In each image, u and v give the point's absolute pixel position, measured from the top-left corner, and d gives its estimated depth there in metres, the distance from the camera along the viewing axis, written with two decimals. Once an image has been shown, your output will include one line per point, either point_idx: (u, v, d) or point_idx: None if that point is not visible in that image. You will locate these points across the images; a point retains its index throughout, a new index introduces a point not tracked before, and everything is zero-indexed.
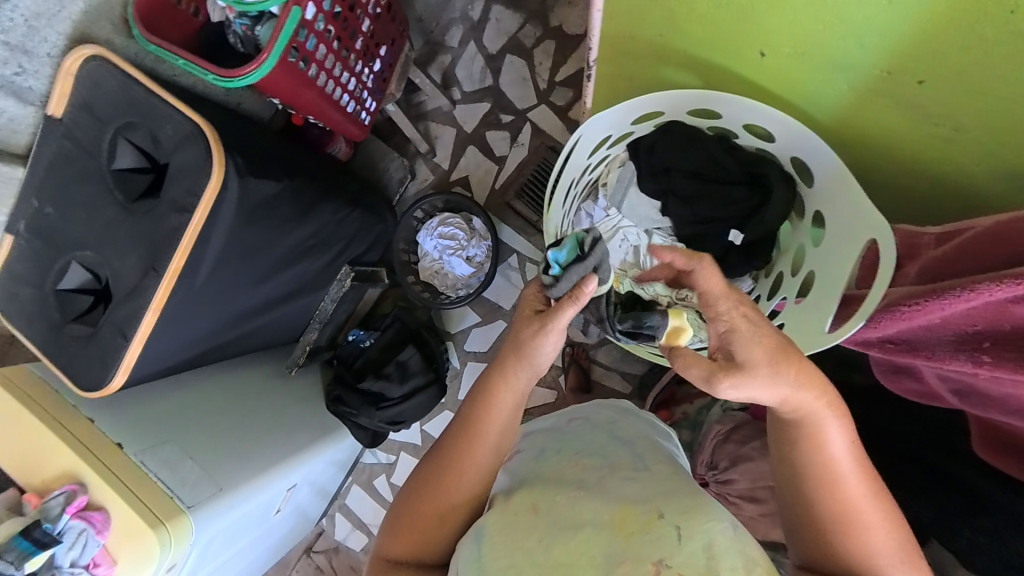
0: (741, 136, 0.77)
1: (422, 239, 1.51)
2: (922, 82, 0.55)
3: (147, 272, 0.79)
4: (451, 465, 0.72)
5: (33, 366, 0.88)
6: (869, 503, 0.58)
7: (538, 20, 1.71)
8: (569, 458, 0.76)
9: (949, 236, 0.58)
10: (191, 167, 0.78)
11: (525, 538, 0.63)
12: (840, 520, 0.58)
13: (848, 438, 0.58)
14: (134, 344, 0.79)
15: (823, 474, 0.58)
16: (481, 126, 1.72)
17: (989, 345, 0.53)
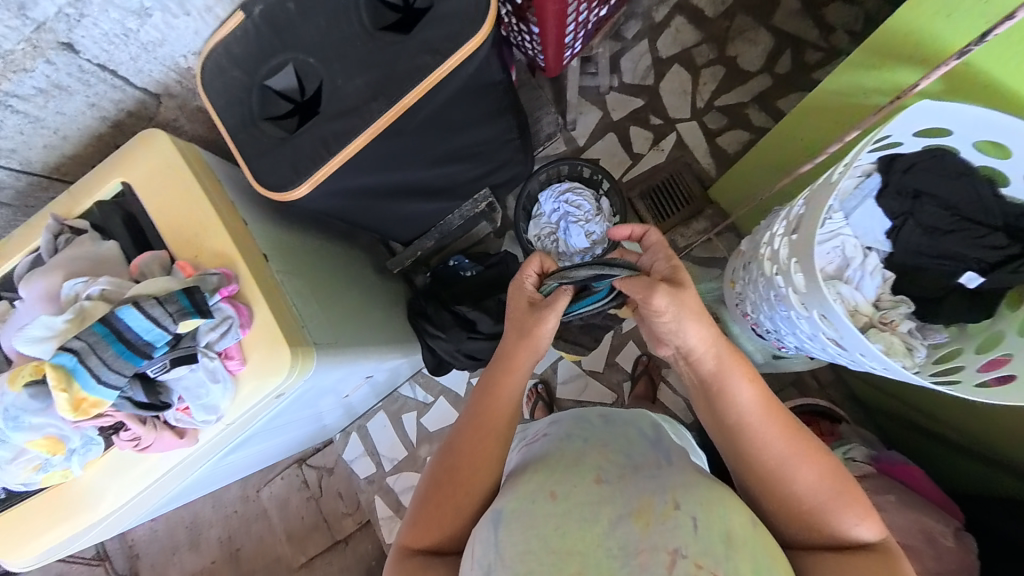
0: (1014, 184, 0.69)
1: (544, 198, 1.48)
2: None
3: (374, 97, 0.77)
4: (456, 440, 0.72)
5: (203, 151, 0.81)
6: (790, 456, 0.60)
7: (715, 44, 1.72)
8: (591, 445, 0.70)
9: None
10: (459, 17, 0.77)
11: (541, 522, 0.58)
12: (766, 477, 0.61)
13: (749, 395, 0.62)
14: (333, 161, 0.77)
15: (734, 420, 0.63)
16: (628, 120, 1.70)
17: None
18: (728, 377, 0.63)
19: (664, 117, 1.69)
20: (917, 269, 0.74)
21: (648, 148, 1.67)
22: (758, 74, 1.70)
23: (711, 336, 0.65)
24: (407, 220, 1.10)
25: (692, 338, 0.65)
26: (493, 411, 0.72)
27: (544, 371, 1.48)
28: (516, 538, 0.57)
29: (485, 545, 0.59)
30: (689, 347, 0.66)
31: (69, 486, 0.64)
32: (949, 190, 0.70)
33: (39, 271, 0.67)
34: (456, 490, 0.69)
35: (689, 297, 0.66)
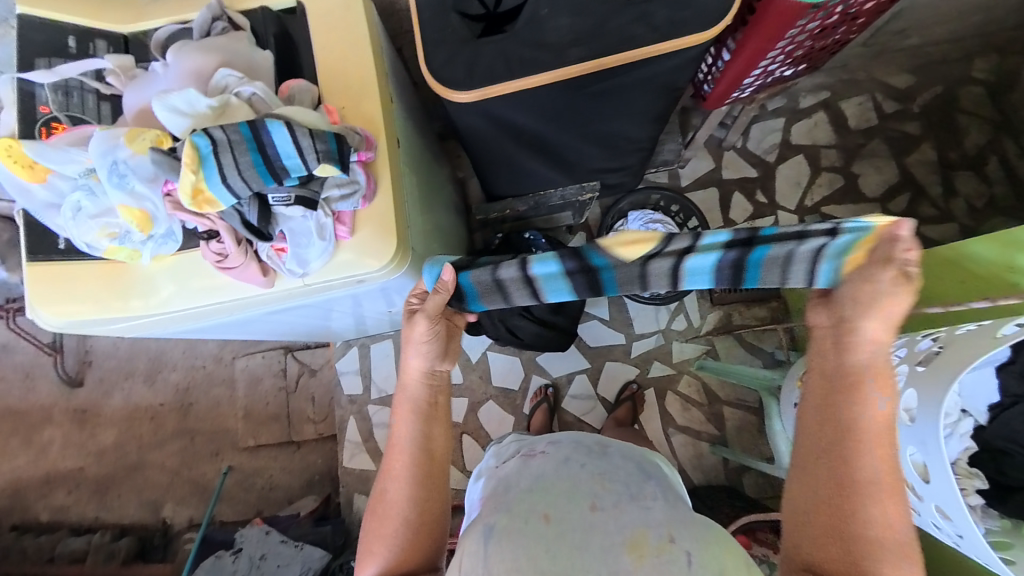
0: None
1: (632, 216, 1.40)
2: None
3: (573, 42, 0.74)
4: (392, 504, 0.63)
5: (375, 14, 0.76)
6: (879, 494, 0.50)
7: (844, 154, 1.68)
8: (591, 472, 0.63)
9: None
10: (693, 5, 0.73)
11: (534, 544, 0.54)
12: (828, 512, 0.51)
13: (875, 408, 0.50)
14: (508, 84, 0.74)
15: (849, 426, 0.51)
16: (735, 184, 1.65)
17: None
18: (864, 386, 0.51)
19: (770, 198, 1.64)
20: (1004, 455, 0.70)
21: (743, 219, 1.62)
22: (872, 201, 1.65)
23: (873, 346, 0.51)
24: (515, 176, 1.06)
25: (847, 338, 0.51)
26: (418, 463, 0.64)
27: (559, 376, 1.40)
28: (505, 556, 0.55)
29: (475, 557, 0.57)
30: (862, 338, 0.50)
31: (130, 270, 0.60)
32: None
33: (192, 45, 0.62)
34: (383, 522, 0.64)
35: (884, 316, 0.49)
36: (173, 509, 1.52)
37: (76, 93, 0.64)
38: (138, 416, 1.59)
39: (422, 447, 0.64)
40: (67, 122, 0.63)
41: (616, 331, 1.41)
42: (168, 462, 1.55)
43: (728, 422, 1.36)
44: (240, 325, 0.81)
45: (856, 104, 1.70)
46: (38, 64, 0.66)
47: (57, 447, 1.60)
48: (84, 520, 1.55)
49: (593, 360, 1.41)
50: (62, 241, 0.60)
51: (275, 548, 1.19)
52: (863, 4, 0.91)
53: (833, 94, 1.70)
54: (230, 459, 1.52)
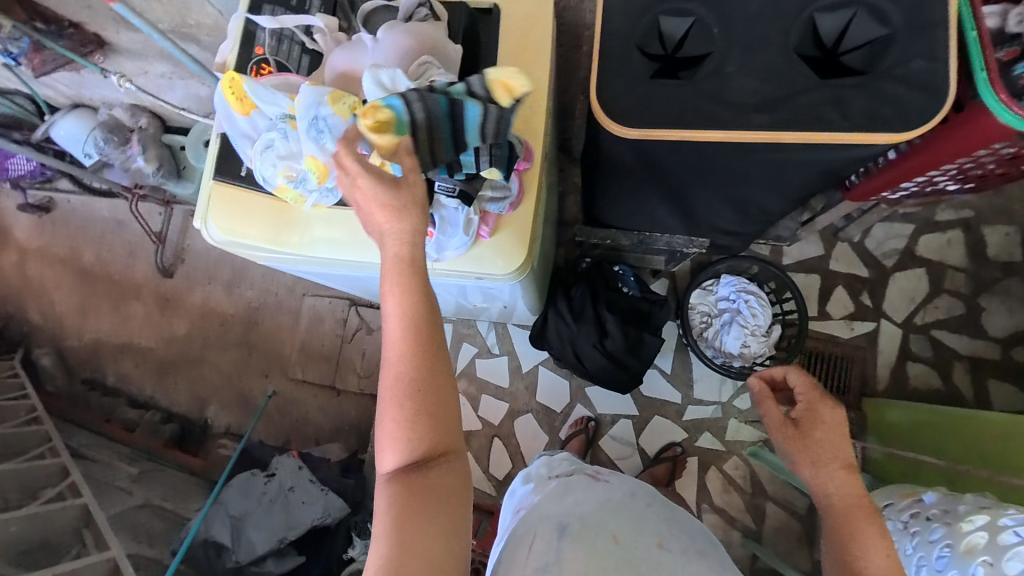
0: None
1: (725, 280, 1.37)
2: None
3: (753, 109, 0.72)
4: (403, 370, 0.51)
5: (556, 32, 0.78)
6: None
7: (974, 281, 1.53)
8: (659, 512, 0.66)
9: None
10: (891, 104, 0.70)
11: (610, 565, 0.56)
12: None
13: (881, 552, 0.58)
14: (676, 130, 0.73)
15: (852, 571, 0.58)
16: (841, 278, 1.54)
17: None
18: (856, 521, 0.60)
19: (877, 303, 1.52)
20: None
21: (839, 315, 1.51)
22: (994, 341, 1.49)
23: (846, 479, 0.62)
24: (632, 211, 1.06)
25: (828, 475, 0.63)
26: (420, 336, 0.51)
27: (603, 412, 1.38)
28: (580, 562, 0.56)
29: (547, 544, 0.59)
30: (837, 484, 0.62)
31: (293, 211, 0.66)
32: None
33: (400, 27, 0.66)
34: (402, 405, 0.51)
35: (829, 439, 0.65)
36: (215, 412, 1.64)
37: (287, 42, 0.71)
38: (210, 319, 1.73)
39: (422, 320, 0.51)
40: (273, 66, 0.70)
41: (676, 389, 1.36)
42: (223, 369, 1.68)
43: (768, 518, 1.28)
44: (350, 278, 0.86)
45: (1003, 232, 1.53)
46: (263, 11, 0.73)
47: (137, 323, 1.77)
48: (140, 394, 1.70)
49: (642, 409, 1.37)
50: (246, 169, 0.66)
51: (304, 486, 1.24)
52: None
53: (978, 214, 1.55)
54: (275, 383, 1.62)
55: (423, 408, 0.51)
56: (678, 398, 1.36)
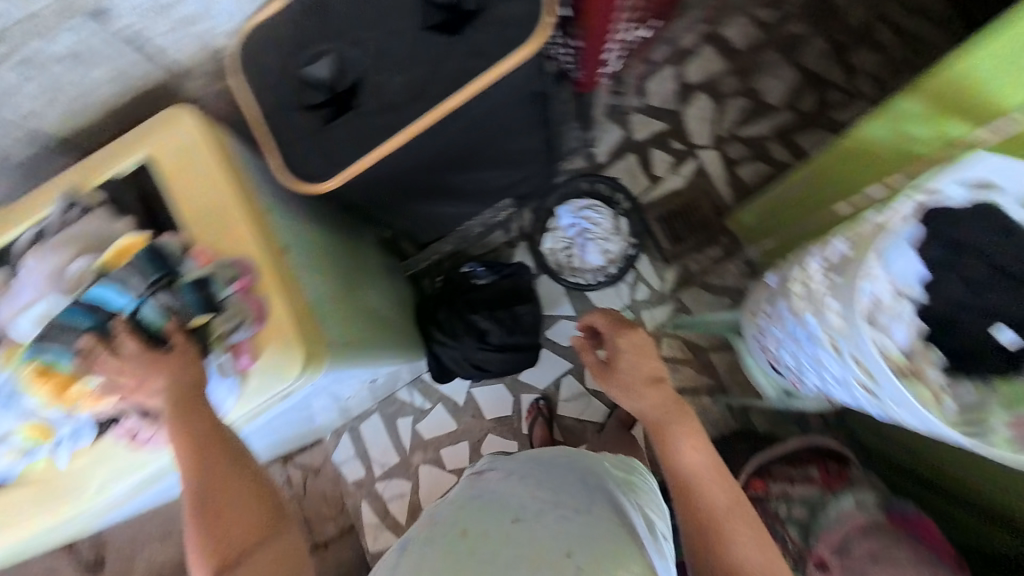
0: None
1: (562, 212, 1.47)
2: None
3: (416, 96, 0.75)
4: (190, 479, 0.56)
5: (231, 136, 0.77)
6: (727, 520, 0.63)
7: (742, 76, 1.72)
8: (529, 484, 0.71)
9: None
10: (511, 23, 0.75)
11: (443, 561, 0.61)
12: (709, 543, 0.63)
13: (693, 451, 0.67)
14: (370, 155, 0.75)
15: (683, 477, 0.66)
16: (650, 142, 1.69)
17: None
18: (670, 426, 0.69)
19: (687, 142, 1.68)
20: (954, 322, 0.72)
21: (668, 171, 1.67)
22: (783, 109, 1.69)
23: (656, 394, 0.72)
24: (428, 221, 1.08)
25: (640, 395, 0.72)
26: (187, 444, 0.57)
27: (547, 387, 1.43)
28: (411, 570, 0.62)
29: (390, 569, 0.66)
30: (647, 405, 0.72)
31: (58, 472, 0.64)
32: (987, 242, 0.70)
33: (51, 244, 0.64)
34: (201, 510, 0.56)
35: (631, 364, 0.74)
36: None
37: None
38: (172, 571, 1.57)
39: (193, 432, 0.57)
40: None
41: None
42: None
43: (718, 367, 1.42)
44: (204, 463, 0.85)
45: (736, 26, 1.74)
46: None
47: None
48: None
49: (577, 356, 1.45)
50: None
51: None
52: None
53: (712, 24, 1.74)
54: None
55: (224, 496, 0.57)
56: None
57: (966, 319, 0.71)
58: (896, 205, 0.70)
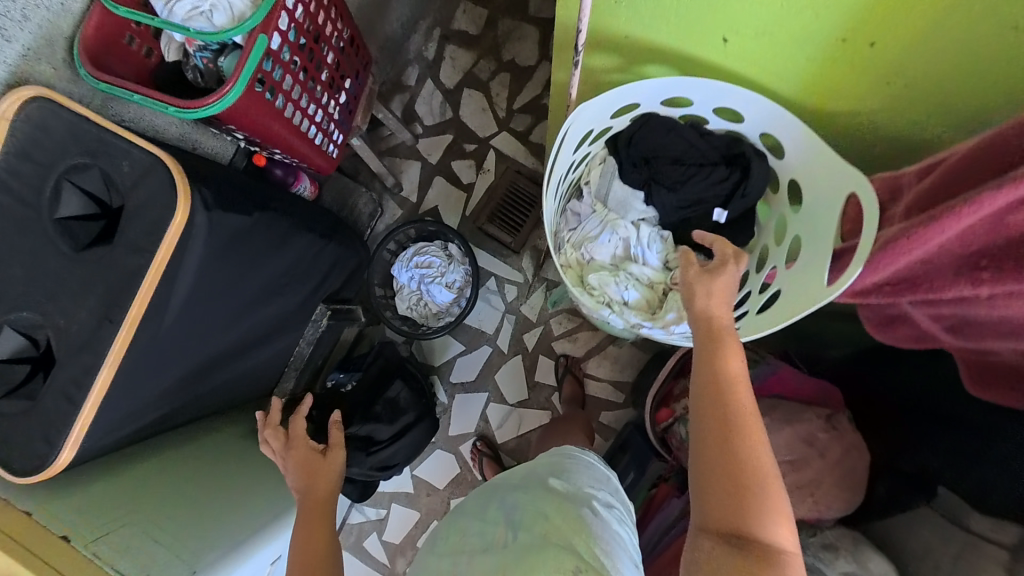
0: (713, 121, 0.79)
1: (397, 271, 1.52)
2: (874, 44, 0.57)
3: (101, 324, 0.70)
4: None
5: None
6: (763, 456, 0.56)
7: (492, 56, 1.77)
8: (455, 541, 0.79)
9: (929, 170, 0.55)
10: (150, 204, 0.70)
11: None
12: (735, 475, 0.55)
13: (743, 389, 0.60)
14: (84, 410, 0.68)
15: (728, 397, 0.59)
16: (447, 157, 1.74)
17: (987, 261, 0.50)
18: (725, 347, 0.62)
19: (476, 140, 1.74)
20: (685, 220, 0.83)
21: (475, 175, 1.73)
22: (541, 64, 1.76)
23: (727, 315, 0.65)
24: (247, 381, 1.03)
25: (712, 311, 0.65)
26: None
27: (480, 427, 1.60)
28: None
29: None
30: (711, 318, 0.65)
31: None
32: (667, 149, 0.78)
33: None
34: None
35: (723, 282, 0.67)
36: None
37: None
38: None
39: None
40: None
41: (477, 348, 1.62)
42: None
43: None
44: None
45: (463, 13, 1.78)
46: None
47: None
48: None
49: (488, 383, 1.62)
50: None
51: None
52: (311, 21, 0.91)
53: (443, 24, 1.79)
54: None
55: None
56: (486, 346, 1.62)
57: (692, 213, 0.82)
58: (582, 154, 0.81)
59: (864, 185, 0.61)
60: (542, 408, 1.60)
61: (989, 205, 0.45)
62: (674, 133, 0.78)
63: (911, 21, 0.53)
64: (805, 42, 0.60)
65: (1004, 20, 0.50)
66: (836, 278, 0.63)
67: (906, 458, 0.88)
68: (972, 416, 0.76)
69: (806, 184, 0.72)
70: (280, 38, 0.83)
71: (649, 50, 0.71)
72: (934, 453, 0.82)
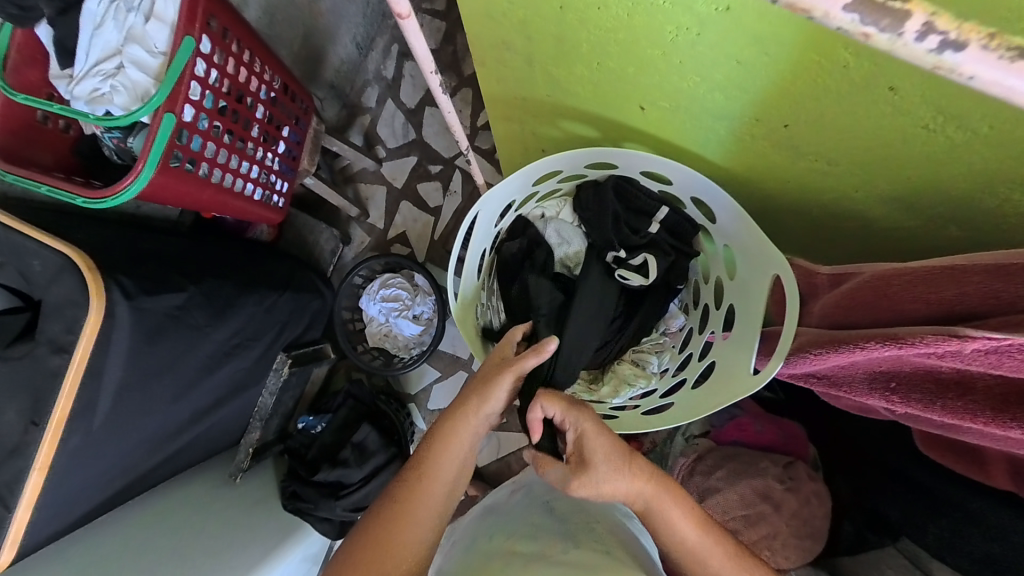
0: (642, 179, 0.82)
1: (365, 304, 1.48)
2: (788, 125, 0.55)
3: (27, 427, 0.69)
4: None
5: None
6: (723, 563, 0.60)
7: (453, 70, 1.69)
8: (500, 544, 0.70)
9: (842, 278, 0.61)
10: (67, 303, 0.70)
11: None
12: (705, 568, 0.61)
13: (666, 506, 0.61)
14: (21, 511, 0.70)
15: (682, 554, 0.61)
16: (412, 180, 1.70)
17: (896, 384, 0.53)
18: (655, 496, 0.61)
19: (441, 162, 1.68)
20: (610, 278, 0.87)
21: (442, 197, 1.68)
22: None
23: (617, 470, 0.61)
24: (207, 446, 1.03)
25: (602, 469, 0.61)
26: None
27: None
28: None
29: None
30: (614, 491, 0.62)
31: None
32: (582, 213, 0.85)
33: None
34: None
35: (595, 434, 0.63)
36: None
37: None
38: None
39: None
40: None
41: (453, 376, 1.54)
42: None
43: None
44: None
45: (420, 27, 1.68)
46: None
47: None
48: None
49: None
50: None
51: None
52: (232, 83, 0.89)
53: (398, 39, 1.68)
54: None
55: None
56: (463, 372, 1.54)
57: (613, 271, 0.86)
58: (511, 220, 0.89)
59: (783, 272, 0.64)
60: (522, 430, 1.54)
61: (877, 352, 0.48)
62: (602, 196, 0.84)
63: (812, 103, 0.50)
64: (721, 116, 0.59)
65: (907, 114, 0.47)
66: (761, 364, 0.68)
67: (864, 500, 0.86)
68: (925, 474, 0.73)
69: (736, 251, 0.75)
70: (193, 108, 0.81)
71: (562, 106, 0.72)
72: (891, 505, 0.79)
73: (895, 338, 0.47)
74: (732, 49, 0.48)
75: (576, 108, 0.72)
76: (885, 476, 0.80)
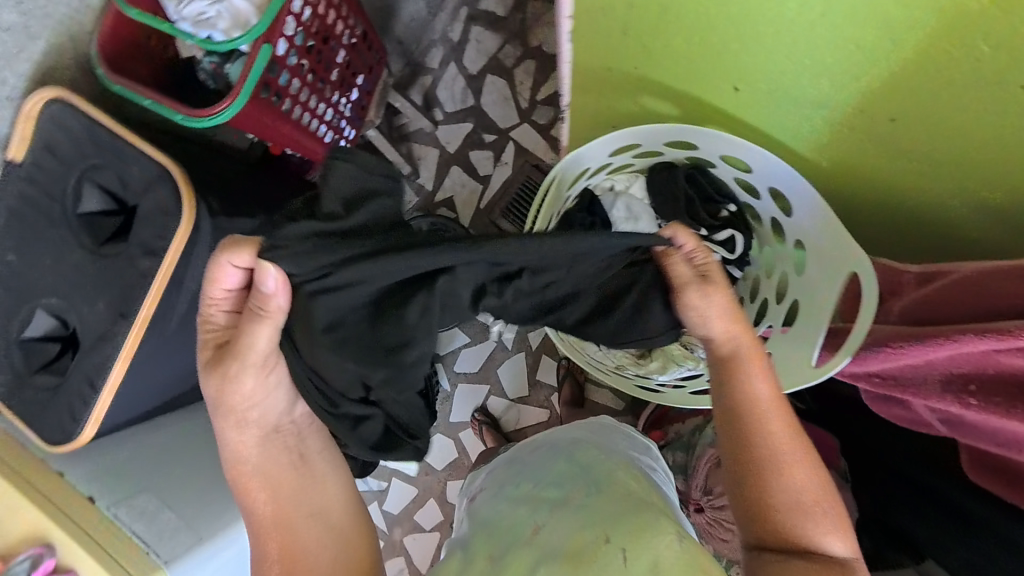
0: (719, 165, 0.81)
1: None
2: (894, 120, 0.56)
3: (116, 319, 0.76)
4: None
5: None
6: (779, 439, 0.63)
7: (518, 40, 1.70)
8: (526, 493, 0.90)
9: (925, 279, 0.63)
10: (159, 211, 0.76)
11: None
12: (758, 460, 0.63)
13: (760, 380, 0.65)
14: (102, 395, 0.76)
15: (751, 412, 0.64)
16: (465, 146, 1.71)
17: (975, 387, 0.55)
18: (739, 364, 0.66)
19: (496, 131, 1.70)
20: None
21: (493, 166, 1.70)
22: None
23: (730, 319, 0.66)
24: None
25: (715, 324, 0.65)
26: None
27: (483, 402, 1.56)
28: None
29: None
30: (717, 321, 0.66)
31: None
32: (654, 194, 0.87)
33: None
34: None
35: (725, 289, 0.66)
36: None
37: None
38: None
39: None
40: None
41: (482, 342, 1.56)
42: None
43: None
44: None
45: None
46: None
47: None
48: None
49: (488, 376, 1.57)
50: None
51: None
52: (319, 22, 0.91)
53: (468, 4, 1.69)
54: None
55: None
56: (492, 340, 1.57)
57: None
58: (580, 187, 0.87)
59: (862, 268, 0.66)
60: (541, 406, 1.55)
61: (977, 344, 0.52)
62: (673, 180, 0.85)
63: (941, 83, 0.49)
64: (820, 105, 0.59)
65: None
66: (825, 360, 0.71)
67: (892, 516, 0.85)
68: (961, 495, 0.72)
69: (810, 246, 0.74)
70: (286, 44, 0.85)
71: (643, 80, 0.72)
72: (920, 524, 0.78)
73: (998, 332, 0.50)
74: (861, 26, 0.47)
75: (660, 83, 0.71)
76: (917, 494, 0.79)
